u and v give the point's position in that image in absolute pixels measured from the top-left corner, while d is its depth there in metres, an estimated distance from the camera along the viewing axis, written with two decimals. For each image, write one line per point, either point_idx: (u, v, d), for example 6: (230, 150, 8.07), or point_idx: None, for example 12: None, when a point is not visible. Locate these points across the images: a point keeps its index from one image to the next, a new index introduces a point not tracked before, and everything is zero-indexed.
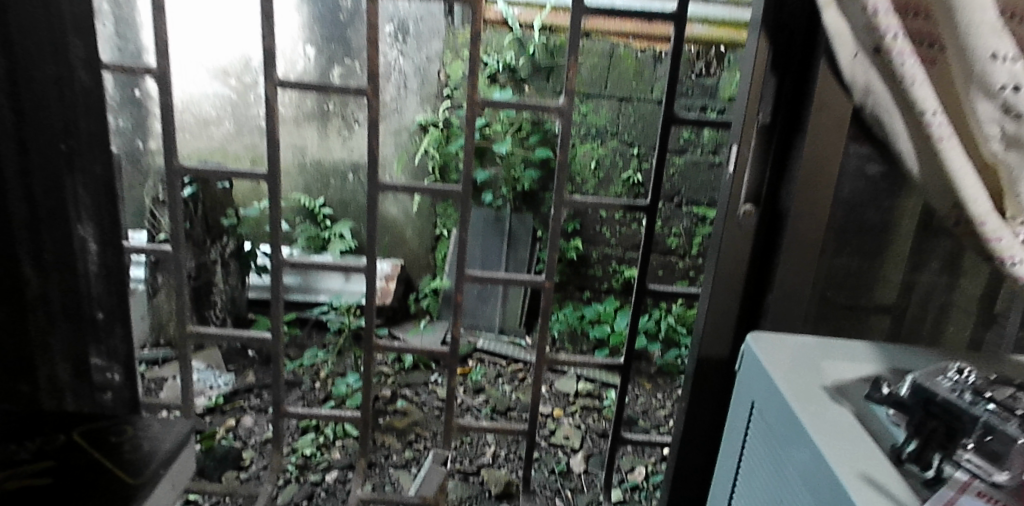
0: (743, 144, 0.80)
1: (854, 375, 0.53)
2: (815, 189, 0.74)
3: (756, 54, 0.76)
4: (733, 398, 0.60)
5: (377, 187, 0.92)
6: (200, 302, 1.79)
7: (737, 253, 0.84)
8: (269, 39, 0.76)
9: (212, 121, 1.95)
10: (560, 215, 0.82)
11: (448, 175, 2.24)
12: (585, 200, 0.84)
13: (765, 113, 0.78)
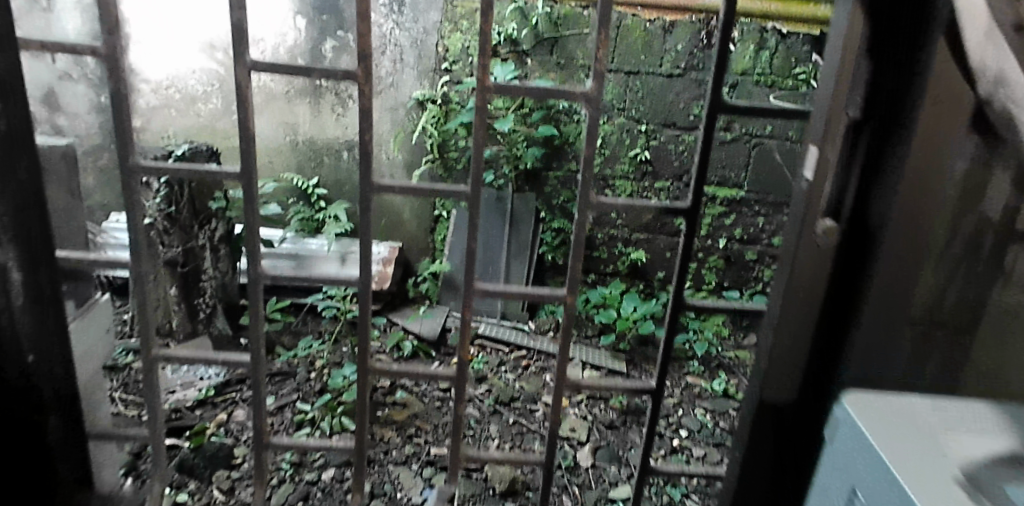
0: (826, 144, 0.54)
1: (992, 452, 0.39)
2: (931, 192, 0.50)
3: (846, 26, 0.52)
4: (823, 468, 0.48)
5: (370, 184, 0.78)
6: (188, 289, 1.67)
7: (802, 292, 0.59)
8: (240, 11, 0.65)
9: (199, 98, 1.84)
10: (587, 216, 0.72)
11: (448, 154, 2.08)
12: (614, 202, 0.73)
13: (857, 106, 0.52)
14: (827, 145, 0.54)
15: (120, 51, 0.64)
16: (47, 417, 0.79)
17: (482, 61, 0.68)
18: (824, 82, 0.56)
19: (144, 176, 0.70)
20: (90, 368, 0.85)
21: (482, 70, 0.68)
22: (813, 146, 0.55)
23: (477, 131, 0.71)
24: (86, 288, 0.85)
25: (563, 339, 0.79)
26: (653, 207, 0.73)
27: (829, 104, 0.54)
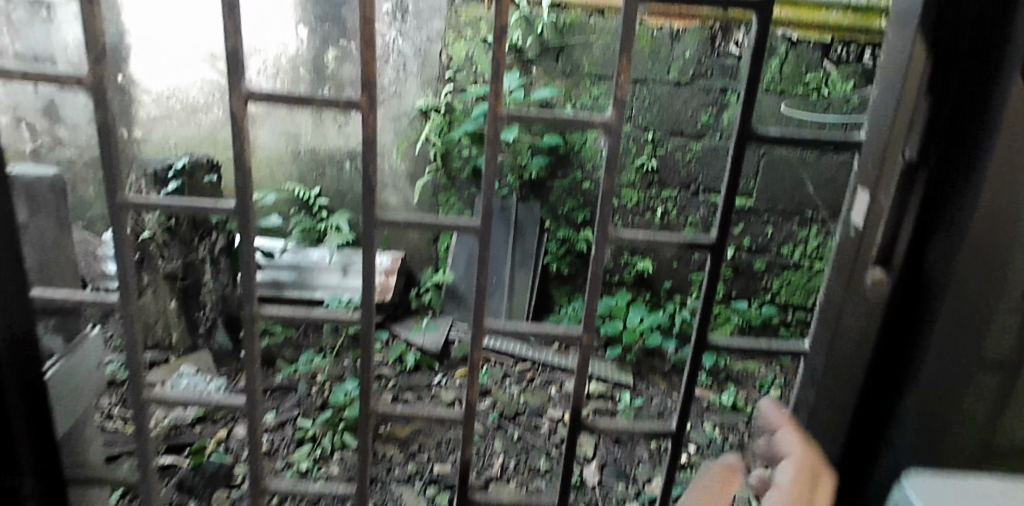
0: (879, 188, 0.53)
1: None
2: (992, 242, 0.47)
3: (908, 64, 0.49)
4: None
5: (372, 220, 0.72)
6: (188, 302, 1.69)
7: (854, 332, 0.58)
8: (234, 39, 0.63)
9: (200, 108, 1.82)
10: (603, 255, 0.69)
11: (451, 164, 2.06)
12: (635, 236, 0.70)
13: (915, 146, 0.51)
14: (884, 186, 0.53)
15: (105, 80, 0.62)
16: (24, 477, 0.72)
17: (493, 88, 0.65)
18: (878, 119, 0.54)
19: (134, 211, 0.66)
20: (82, 402, 0.83)
21: (493, 98, 0.66)
22: (866, 191, 0.54)
23: (488, 163, 0.67)
24: (75, 322, 0.82)
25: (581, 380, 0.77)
26: (677, 242, 0.69)
27: (885, 145, 0.52)
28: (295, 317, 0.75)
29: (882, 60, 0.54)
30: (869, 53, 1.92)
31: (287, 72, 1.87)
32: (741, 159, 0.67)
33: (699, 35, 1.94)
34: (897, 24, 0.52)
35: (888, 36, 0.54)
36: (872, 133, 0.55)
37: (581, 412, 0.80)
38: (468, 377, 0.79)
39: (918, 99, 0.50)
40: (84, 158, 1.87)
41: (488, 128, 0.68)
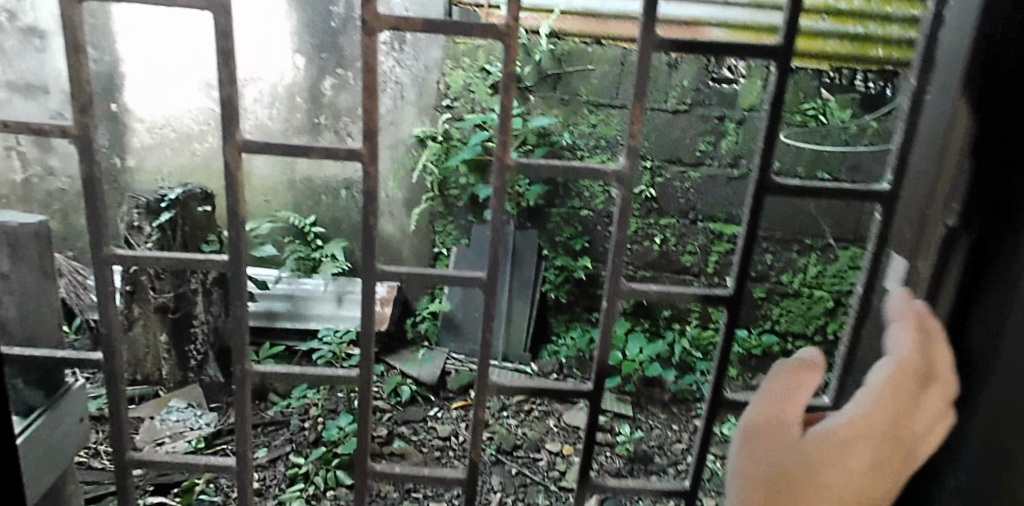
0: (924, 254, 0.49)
1: None
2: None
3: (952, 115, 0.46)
4: None
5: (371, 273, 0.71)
6: (179, 336, 1.63)
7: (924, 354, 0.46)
8: (229, 90, 0.62)
9: (194, 137, 1.80)
10: (616, 305, 0.71)
11: (448, 192, 2.04)
12: (649, 288, 0.70)
13: (954, 215, 0.44)
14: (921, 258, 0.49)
15: (91, 131, 0.60)
16: None
17: (504, 137, 0.64)
18: (926, 181, 0.50)
19: (118, 264, 0.65)
20: (62, 460, 0.80)
21: (502, 147, 0.64)
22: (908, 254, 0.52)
23: (495, 211, 0.67)
24: (58, 376, 0.80)
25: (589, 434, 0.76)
26: (689, 295, 0.69)
27: (928, 209, 0.49)
28: (289, 373, 0.75)
29: (932, 118, 0.50)
30: (861, 78, 1.90)
31: (283, 100, 1.86)
32: (761, 208, 0.66)
33: (698, 63, 1.94)
34: (946, 80, 0.48)
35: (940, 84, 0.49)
36: (922, 194, 0.51)
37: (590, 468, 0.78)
38: (472, 432, 0.79)
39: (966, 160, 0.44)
40: (75, 187, 1.88)
41: (495, 177, 0.66)
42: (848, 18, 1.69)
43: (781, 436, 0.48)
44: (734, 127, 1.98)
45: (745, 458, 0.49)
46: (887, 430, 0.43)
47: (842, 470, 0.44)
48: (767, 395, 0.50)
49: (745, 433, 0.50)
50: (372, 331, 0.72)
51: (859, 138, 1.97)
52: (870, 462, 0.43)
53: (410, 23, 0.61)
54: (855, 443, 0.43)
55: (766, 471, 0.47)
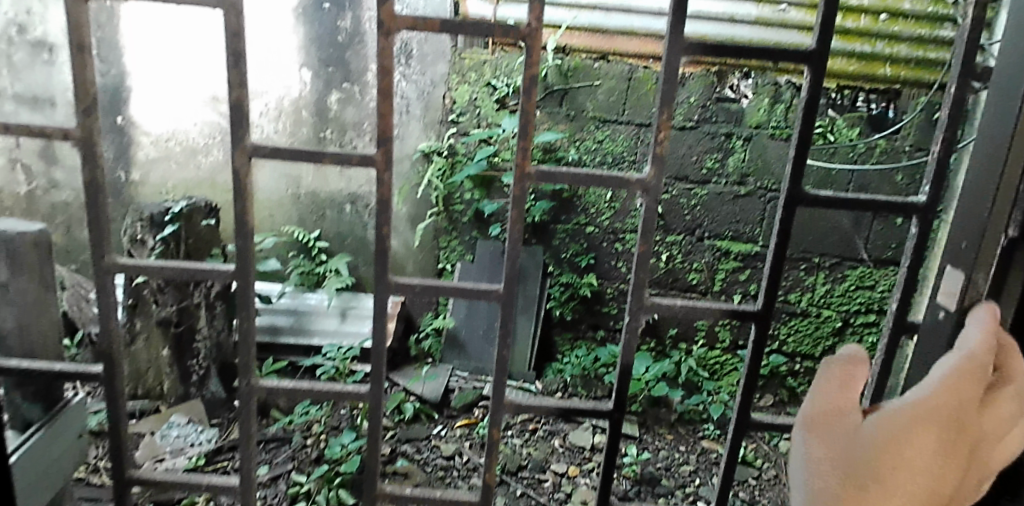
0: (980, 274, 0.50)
1: None
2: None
3: (1016, 127, 0.47)
4: None
5: (383, 290, 0.69)
6: (181, 351, 1.62)
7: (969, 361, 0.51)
8: (240, 94, 0.61)
9: (199, 150, 1.80)
10: (640, 322, 0.68)
11: (452, 207, 2.03)
12: (673, 303, 0.68)
13: (1017, 225, 0.48)
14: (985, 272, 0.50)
15: (95, 135, 0.58)
16: None
17: (523, 145, 0.63)
18: (974, 193, 0.51)
19: (119, 273, 0.63)
20: (56, 480, 0.77)
21: (522, 154, 0.63)
22: (961, 273, 0.51)
23: (513, 220, 0.66)
24: (57, 390, 0.78)
25: (606, 460, 0.73)
26: (716, 311, 0.68)
27: (985, 221, 0.49)
28: (296, 389, 0.71)
29: (980, 129, 0.51)
30: (863, 98, 1.85)
31: (289, 115, 1.85)
32: (792, 221, 0.64)
33: (704, 80, 1.94)
34: (997, 92, 0.49)
35: (986, 108, 0.51)
36: (965, 207, 0.52)
37: (607, 491, 0.76)
38: (486, 454, 0.77)
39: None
40: (78, 200, 1.86)
41: (513, 186, 0.65)
42: (856, 37, 1.80)
43: (844, 425, 0.48)
44: (742, 144, 1.96)
45: (808, 450, 0.49)
46: (954, 412, 0.45)
47: (914, 453, 0.45)
48: (824, 388, 0.51)
49: (806, 426, 0.50)
50: (382, 346, 0.70)
51: (868, 157, 1.88)
52: (939, 446, 0.45)
53: (427, 24, 0.60)
54: (930, 428, 0.45)
55: (834, 459, 0.47)
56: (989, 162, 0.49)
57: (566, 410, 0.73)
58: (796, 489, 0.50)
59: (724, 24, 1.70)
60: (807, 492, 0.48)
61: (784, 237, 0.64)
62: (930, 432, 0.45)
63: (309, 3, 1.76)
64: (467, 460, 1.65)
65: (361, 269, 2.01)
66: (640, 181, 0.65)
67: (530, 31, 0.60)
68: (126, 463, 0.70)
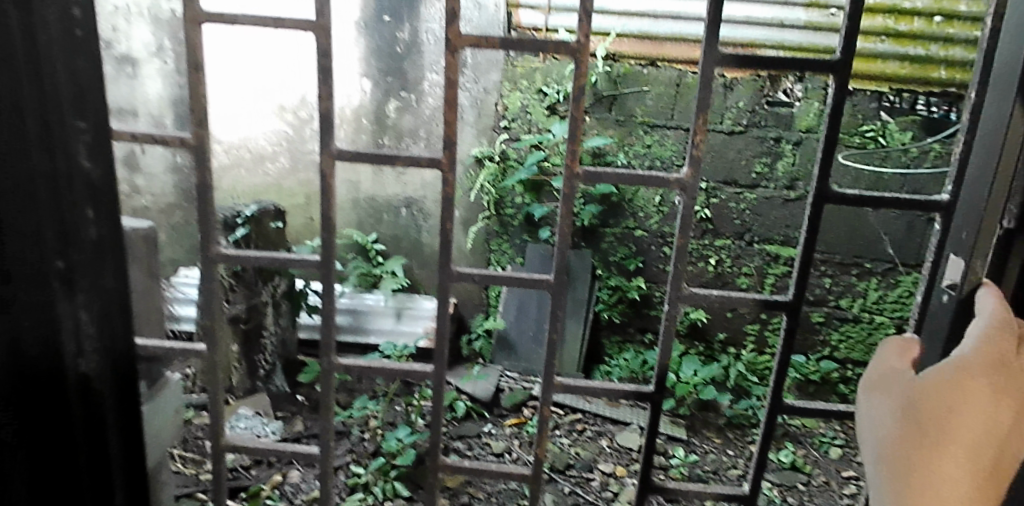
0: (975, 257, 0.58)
1: None
2: None
3: (1009, 120, 0.54)
4: None
5: (446, 277, 0.74)
6: (249, 346, 1.70)
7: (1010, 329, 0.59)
8: (327, 103, 0.66)
9: (268, 157, 1.91)
10: (677, 310, 0.75)
11: (503, 211, 2.08)
12: (710, 294, 0.75)
13: (1014, 217, 0.56)
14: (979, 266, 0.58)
15: (205, 142, 0.66)
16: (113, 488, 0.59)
17: (572, 148, 0.68)
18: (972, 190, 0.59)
19: (224, 262, 0.73)
20: (154, 449, 0.85)
21: (572, 156, 0.69)
22: (961, 259, 0.59)
23: (563, 215, 0.71)
24: (156, 369, 0.86)
25: (651, 438, 0.79)
26: (752, 302, 0.74)
27: (983, 210, 0.57)
28: (371, 368, 0.81)
29: (979, 129, 0.58)
30: (924, 101, 1.80)
31: (350, 122, 1.95)
32: (820, 219, 0.70)
33: (755, 84, 1.93)
34: (991, 100, 0.57)
35: (986, 108, 0.58)
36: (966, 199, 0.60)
37: (650, 470, 0.81)
38: (538, 431, 0.82)
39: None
40: (158, 204, 1.98)
41: (563, 185, 0.71)
42: (908, 39, 1.74)
43: (899, 382, 0.58)
44: (791, 149, 1.95)
45: (875, 405, 0.59)
46: (984, 367, 0.53)
47: (958, 406, 0.53)
48: (881, 361, 0.61)
49: (869, 388, 0.61)
50: (447, 337, 0.76)
51: (921, 161, 1.85)
52: (979, 399, 0.53)
53: (489, 42, 0.65)
54: (969, 380, 0.53)
55: (896, 407, 0.57)
56: (989, 159, 0.56)
57: (613, 392, 0.79)
58: (869, 441, 0.59)
59: (771, 31, 1.70)
60: (877, 440, 0.57)
61: (814, 230, 0.70)
62: (966, 384, 0.53)
63: (370, 16, 1.84)
64: (516, 457, 1.68)
65: (415, 271, 2.09)
66: (680, 179, 0.69)
67: (578, 45, 0.65)
68: (222, 433, 0.81)
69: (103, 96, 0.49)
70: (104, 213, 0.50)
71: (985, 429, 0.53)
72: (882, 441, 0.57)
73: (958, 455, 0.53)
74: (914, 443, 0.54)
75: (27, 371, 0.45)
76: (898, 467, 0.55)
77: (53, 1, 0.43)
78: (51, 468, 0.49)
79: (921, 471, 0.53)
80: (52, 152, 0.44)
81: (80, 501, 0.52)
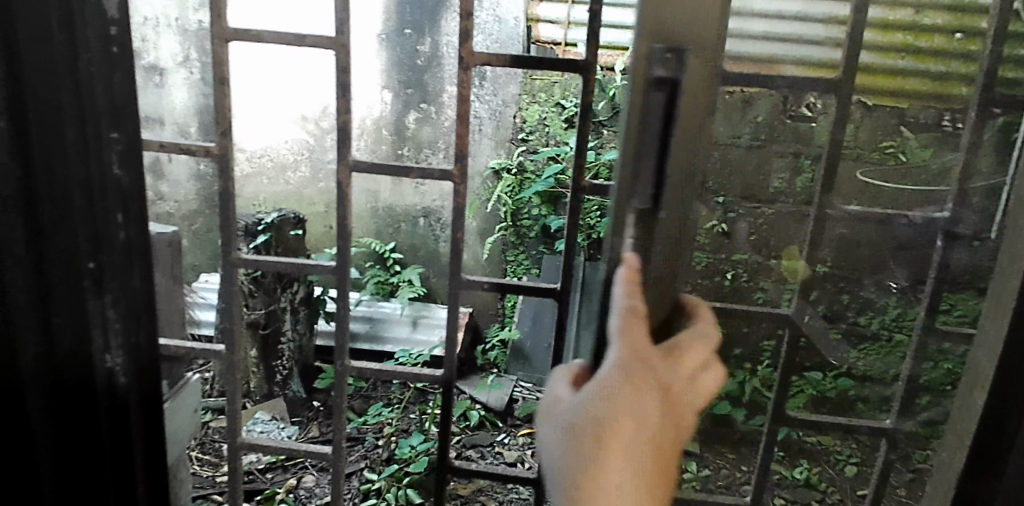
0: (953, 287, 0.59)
1: None
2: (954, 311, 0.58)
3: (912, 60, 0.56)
4: None
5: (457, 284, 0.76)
6: (268, 352, 1.74)
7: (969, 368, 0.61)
8: (345, 117, 0.69)
9: (289, 166, 1.95)
10: None
11: (520, 223, 2.10)
12: None
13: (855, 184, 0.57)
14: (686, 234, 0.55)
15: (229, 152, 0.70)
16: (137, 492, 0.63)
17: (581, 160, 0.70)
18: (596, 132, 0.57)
19: (242, 267, 0.76)
20: (174, 447, 0.88)
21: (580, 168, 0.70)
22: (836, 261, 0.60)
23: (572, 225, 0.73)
24: (179, 371, 0.89)
25: None
26: None
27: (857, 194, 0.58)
28: (382, 371, 0.82)
29: None
30: None
31: (371, 133, 1.98)
32: None
33: None
34: None
35: None
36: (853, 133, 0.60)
37: None
38: None
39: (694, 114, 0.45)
40: None
41: (571, 197, 0.72)
42: None
43: (567, 405, 0.49)
44: None
45: (551, 436, 0.48)
46: (640, 346, 0.47)
47: (621, 395, 0.45)
48: (558, 391, 0.52)
49: (546, 419, 0.50)
50: (456, 344, 0.77)
51: None
52: (657, 380, 0.47)
53: (501, 59, 0.67)
54: (629, 384, 0.45)
55: (565, 429, 0.47)
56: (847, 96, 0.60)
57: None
58: (552, 477, 0.48)
59: None
60: (557, 469, 0.46)
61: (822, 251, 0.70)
62: (627, 367, 0.46)
63: (392, 29, 1.88)
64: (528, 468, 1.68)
65: (432, 280, 2.11)
66: None
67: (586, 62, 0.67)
68: (238, 432, 0.83)
69: (137, 109, 0.53)
70: (134, 218, 0.55)
71: (664, 424, 0.47)
72: (557, 462, 0.46)
73: (639, 458, 0.45)
74: (591, 451, 0.44)
75: (56, 359, 0.53)
76: (577, 487, 0.44)
77: (93, 22, 0.48)
78: (76, 447, 0.56)
79: (593, 490, 0.44)
80: (87, 160, 0.50)
81: (101, 481, 0.58)
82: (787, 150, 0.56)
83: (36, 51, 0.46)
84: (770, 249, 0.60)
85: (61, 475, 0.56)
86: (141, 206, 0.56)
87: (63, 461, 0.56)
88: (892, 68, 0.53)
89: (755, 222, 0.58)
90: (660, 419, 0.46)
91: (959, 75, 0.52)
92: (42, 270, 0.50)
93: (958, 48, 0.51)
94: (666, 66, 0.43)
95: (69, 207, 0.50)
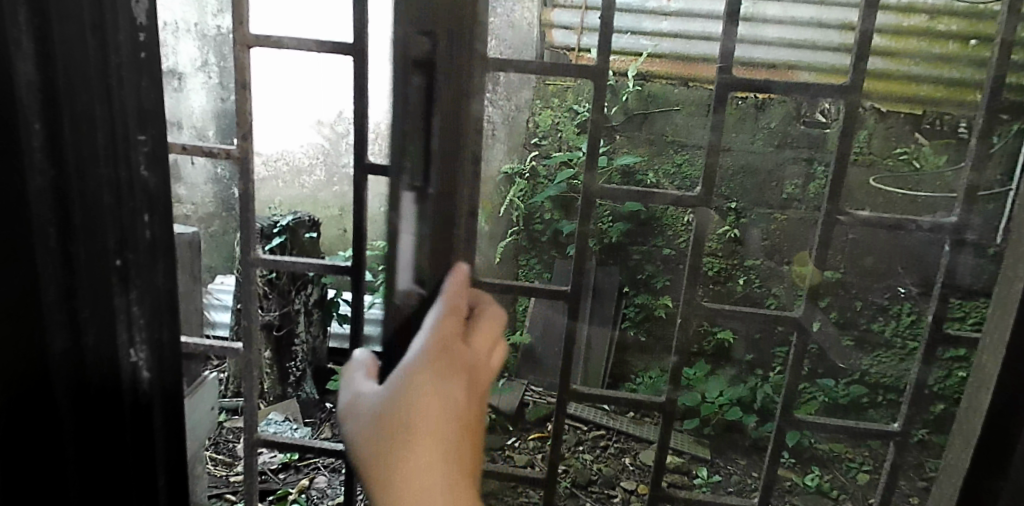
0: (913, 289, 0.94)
1: None
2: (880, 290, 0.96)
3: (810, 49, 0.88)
4: None
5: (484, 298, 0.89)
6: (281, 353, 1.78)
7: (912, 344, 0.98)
8: None
9: None
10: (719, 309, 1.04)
11: None
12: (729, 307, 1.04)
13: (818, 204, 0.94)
14: (666, 218, 1.00)
15: None
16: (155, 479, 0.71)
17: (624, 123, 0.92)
18: (522, 125, 0.92)
19: None
20: (193, 442, 0.92)
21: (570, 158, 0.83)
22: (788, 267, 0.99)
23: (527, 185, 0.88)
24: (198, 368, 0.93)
25: None
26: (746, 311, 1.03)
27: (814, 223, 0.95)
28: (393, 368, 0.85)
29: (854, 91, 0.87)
30: None
31: None
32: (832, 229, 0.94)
33: None
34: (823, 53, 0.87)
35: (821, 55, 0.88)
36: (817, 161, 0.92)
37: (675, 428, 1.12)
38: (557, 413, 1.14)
39: (445, 93, 0.74)
40: None
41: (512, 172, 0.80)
42: None
43: (377, 401, 0.69)
44: None
45: (363, 431, 0.66)
46: (443, 341, 0.73)
47: (429, 377, 0.67)
48: (370, 398, 0.70)
49: (358, 420, 0.68)
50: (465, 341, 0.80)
51: None
52: (462, 360, 0.72)
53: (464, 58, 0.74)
54: (430, 371, 0.68)
55: (376, 417, 0.67)
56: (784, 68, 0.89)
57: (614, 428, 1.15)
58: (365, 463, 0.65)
59: None
60: (366, 449, 0.65)
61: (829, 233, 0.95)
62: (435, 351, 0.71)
63: None
64: None
65: None
66: None
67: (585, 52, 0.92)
68: None
69: (161, 113, 0.61)
70: (158, 219, 0.64)
71: (467, 400, 0.69)
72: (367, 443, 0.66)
73: (449, 426, 0.65)
74: (397, 427, 0.64)
75: (85, 356, 0.60)
76: (389, 456, 0.63)
77: (124, 28, 0.54)
78: (101, 441, 0.64)
79: (403, 452, 0.63)
80: (117, 164, 0.57)
81: (124, 473, 0.67)
82: (798, 154, 0.92)
83: (72, 55, 0.51)
84: (781, 249, 0.98)
85: (88, 468, 0.64)
86: (167, 215, 0.65)
87: (89, 454, 0.64)
88: (903, 75, 0.85)
89: (765, 229, 0.97)
90: (463, 394, 0.69)
91: (972, 82, 0.84)
92: (74, 272, 0.57)
93: (971, 58, 0.83)
94: (423, 48, 0.71)
95: (102, 209, 0.57)
